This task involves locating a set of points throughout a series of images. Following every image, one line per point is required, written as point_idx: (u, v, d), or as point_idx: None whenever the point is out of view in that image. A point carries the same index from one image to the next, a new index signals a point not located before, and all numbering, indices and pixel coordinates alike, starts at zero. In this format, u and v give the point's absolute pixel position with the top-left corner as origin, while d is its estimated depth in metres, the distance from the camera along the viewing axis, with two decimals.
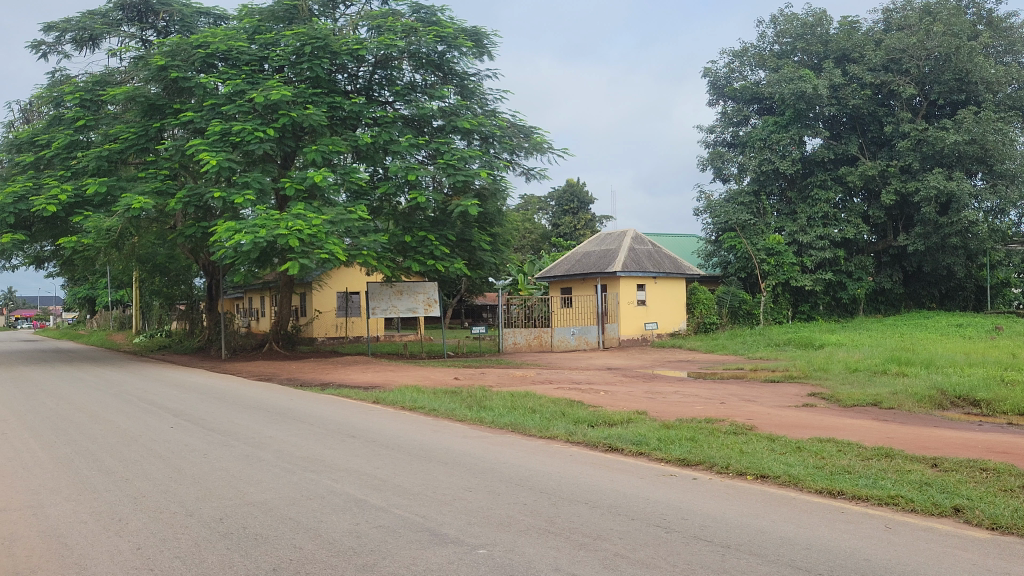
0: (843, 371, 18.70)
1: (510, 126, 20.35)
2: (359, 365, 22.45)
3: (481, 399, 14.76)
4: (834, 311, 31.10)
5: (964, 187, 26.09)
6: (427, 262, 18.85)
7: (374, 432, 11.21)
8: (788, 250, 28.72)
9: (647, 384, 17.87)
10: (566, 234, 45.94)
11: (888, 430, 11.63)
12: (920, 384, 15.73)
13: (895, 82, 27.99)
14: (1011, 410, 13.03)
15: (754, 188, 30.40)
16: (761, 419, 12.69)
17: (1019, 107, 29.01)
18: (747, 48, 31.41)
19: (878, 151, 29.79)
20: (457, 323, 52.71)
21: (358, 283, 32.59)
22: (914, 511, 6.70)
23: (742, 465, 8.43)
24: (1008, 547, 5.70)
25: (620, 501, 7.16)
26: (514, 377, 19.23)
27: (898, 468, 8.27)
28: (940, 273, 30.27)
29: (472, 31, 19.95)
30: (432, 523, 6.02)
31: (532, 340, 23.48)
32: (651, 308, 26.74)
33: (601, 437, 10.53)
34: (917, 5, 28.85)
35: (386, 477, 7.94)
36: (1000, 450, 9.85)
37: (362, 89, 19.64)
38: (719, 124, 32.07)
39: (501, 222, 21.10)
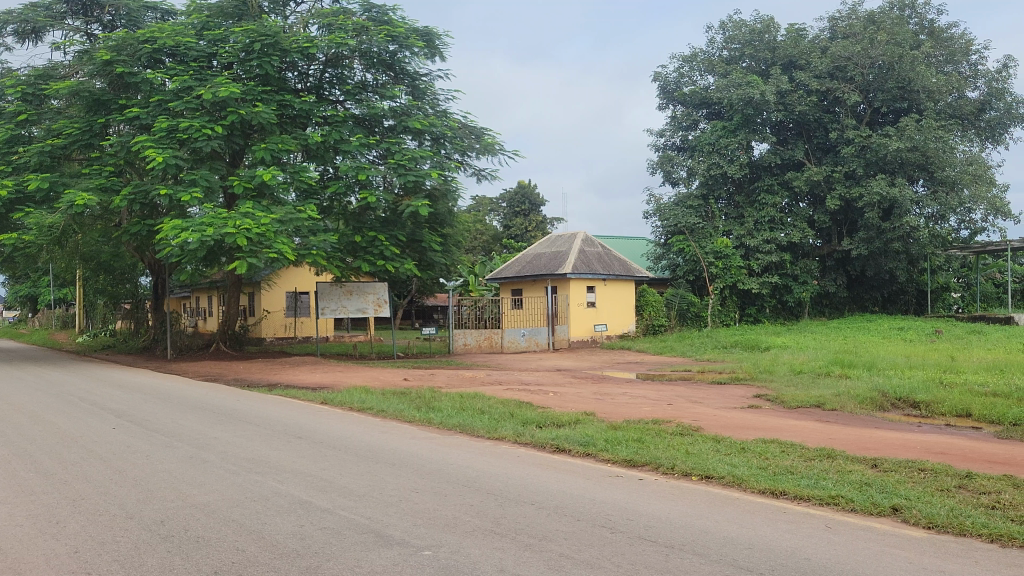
0: (788, 373, 19.04)
1: (462, 127, 20.38)
2: (307, 365, 22.33)
3: (431, 400, 14.76)
4: (780, 314, 31.62)
5: (906, 194, 26.64)
6: (376, 262, 18.75)
7: (321, 434, 11.17)
8: (735, 253, 29.13)
9: (596, 386, 17.99)
10: (516, 235, 46.03)
11: (830, 431, 11.86)
12: (861, 386, 16.09)
13: (841, 89, 28.50)
14: (948, 411, 13.37)
15: (702, 192, 30.80)
16: (707, 419, 12.89)
17: (959, 116, 29.71)
18: (696, 53, 31.77)
19: (824, 157, 30.37)
20: (408, 324, 52.57)
21: (307, 283, 32.37)
22: (854, 511, 6.87)
23: (687, 466, 8.57)
24: (944, 545, 5.87)
25: (566, 501, 7.24)
26: (464, 378, 19.25)
27: (839, 468, 8.47)
28: (883, 277, 30.91)
29: (423, 31, 19.88)
30: (378, 525, 6.04)
31: (482, 341, 23.57)
32: (601, 310, 26.93)
33: (549, 438, 10.62)
34: (862, 14, 29.38)
35: (333, 479, 7.93)
36: (938, 451, 10.11)
37: (312, 87, 19.55)
38: (669, 127, 32.41)
39: (451, 223, 21.08)
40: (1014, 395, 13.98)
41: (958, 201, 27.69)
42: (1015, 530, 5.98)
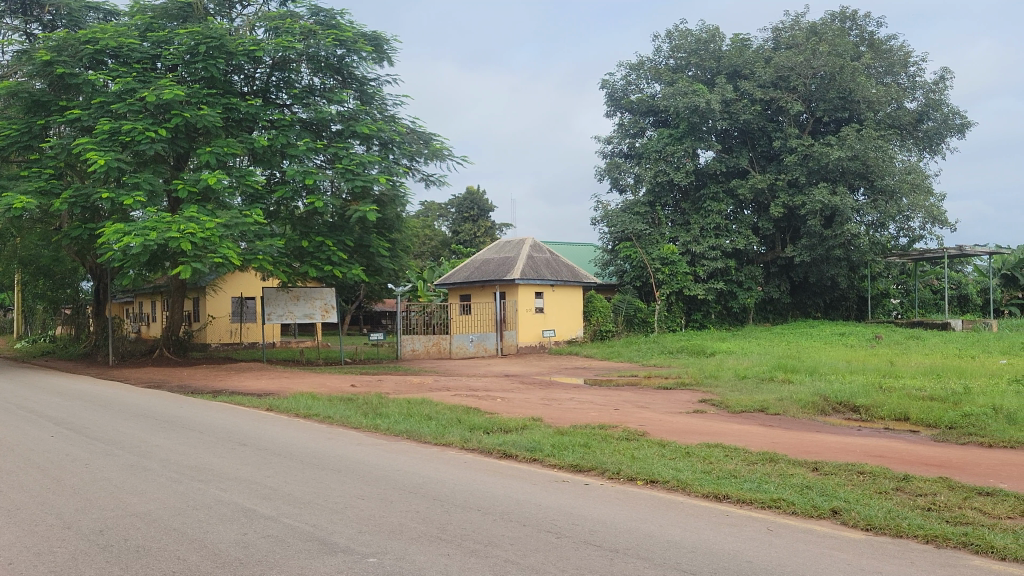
0: (733, 378, 19.35)
1: (410, 132, 20.39)
2: (253, 371, 22.16)
3: (377, 406, 14.77)
4: (726, 320, 32.07)
5: (847, 202, 27.19)
6: (324, 268, 18.64)
7: (266, 441, 11.13)
8: (682, 260, 29.47)
9: (543, 392, 18.12)
10: (464, 242, 45.63)
11: (773, 435, 12.12)
12: (804, 390, 16.41)
13: (784, 98, 29.05)
14: (887, 415, 13.69)
15: (649, 199, 31.12)
16: (654, 424, 13.09)
17: (898, 125, 30.44)
18: (643, 61, 32.15)
19: (767, 165, 30.95)
20: (356, 330, 52.34)
21: (253, 288, 32.03)
22: (795, 514, 7.07)
23: (632, 471, 8.73)
24: (880, 546, 6.07)
25: (513, 506, 7.35)
26: (412, 384, 19.24)
27: (781, 472, 8.69)
28: (825, 283, 31.53)
29: (372, 35, 19.83)
30: (323, 532, 6.09)
31: (430, 347, 23.58)
32: (549, 316, 27.10)
33: (496, 444, 10.71)
34: (804, 26, 29.92)
35: (277, 486, 7.94)
36: (876, 454, 10.40)
37: (258, 91, 19.42)
38: (616, 135, 32.71)
39: (400, 228, 21.03)
40: (950, 399, 14.38)
41: (897, 209, 28.41)
42: (948, 531, 6.21)
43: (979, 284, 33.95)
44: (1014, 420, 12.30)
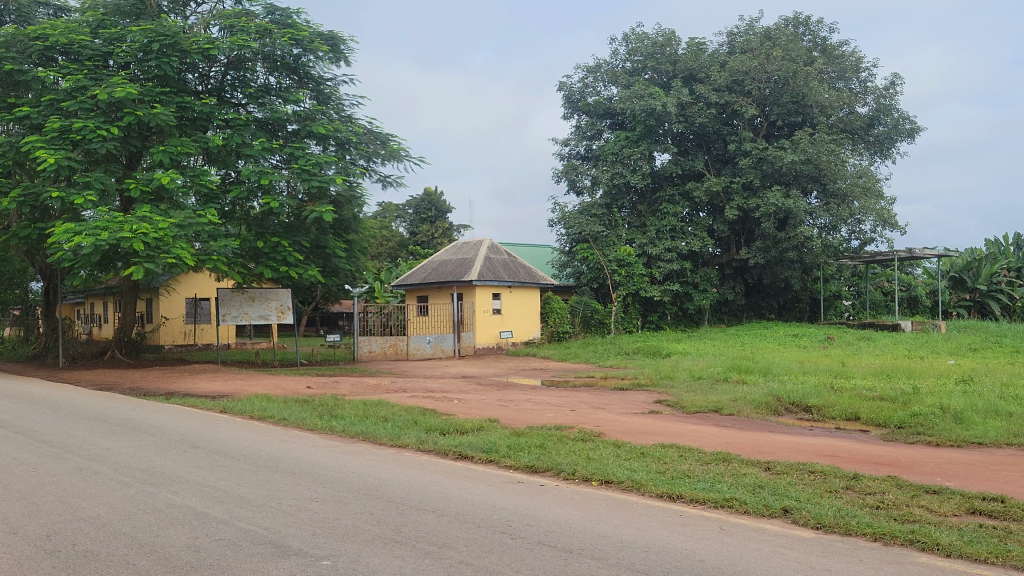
0: (688, 379, 19.54)
1: (367, 132, 20.30)
2: (207, 373, 21.94)
3: (333, 408, 14.71)
4: (681, 321, 32.39)
5: (800, 205, 27.58)
6: (279, 269, 18.44)
7: (219, 443, 11.03)
8: (638, 262, 29.78)
9: (499, 393, 18.18)
10: (423, 242, 44.96)
11: (727, 435, 12.28)
12: (758, 391, 16.64)
13: (738, 102, 29.36)
14: (838, 415, 13.89)
15: (606, 201, 31.27)
16: (610, 425, 13.18)
17: (849, 130, 30.97)
18: (600, 64, 32.30)
19: (722, 168, 31.30)
20: (312, 331, 51.97)
21: (207, 290, 31.65)
22: (747, 513, 7.17)
23: (587, 471, 8.80)
24: (828, 545, 6.19)
25: (469, 508, 7.37)
26: (368, 385, 19.16)
27: (734, 472, 8.81)
28: (779, 285, 31.95)
29: (328, 35, 19.69)
30: (276, 535, 6.07)
31: (387, 348, 23.39)
32: (506, 318, 27.14)
33: (451, 445, 10.72)
34: (758, 31, 30.30)
35: (230, 489, 7.88)
36: (827, 454, 10.57)
37: (213, 90, 19.20)
38: (573, 137, 32.86)
39: (356, 229, 20.90)
40: (900, 399, 14.66)
41: (849, 212, 28.87)
42: (895, 529, 6.34)
43: (928, 286, 34.55)
44: (961, 420, 12.57)
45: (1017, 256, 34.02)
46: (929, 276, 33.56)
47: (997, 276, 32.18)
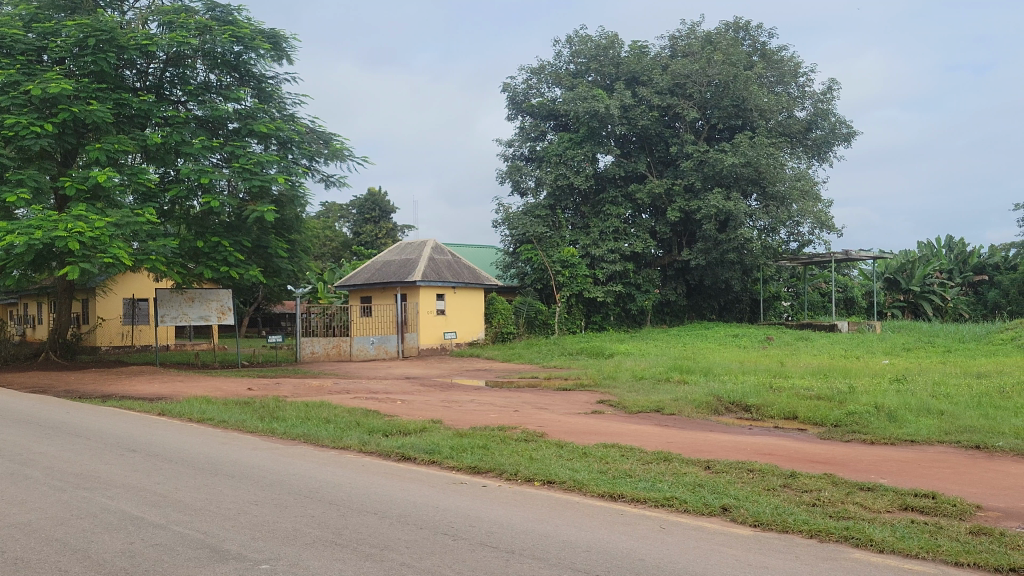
0: (630, 379, 19.71)
1: (309, 131, 20.08)
2: (144, 374, 21.56)
3: (274, 410, 14.55)
4: (624, 321, 32.59)
5: (740, 207, 27.96)
6: (220, 269, 18.14)
7: (157, 446, 10.85)
8: (581, 262, 29.82)
9: (443, 393, 18.17)
10: (366, 243, 44.56)
11: (668, 435, 12.41)
12: (699, 390, 16.84)
13: (680, 106, 29.68)
14: (777, 415, 14.11)
15: (550, 202, 31.36)
16: (553, 426, 13.25)
17: (787, 133, 31.52)
18: (544, 65, 32.39)
19: (664, 170, 31.68)
20: (254, 332, 51.36)
21: (145, 290, 31.01)
22: (687, 511, 7.26)
23: (529, 472, 8.84)
24: (766, 542, 6.30)
25: (411, 509, 7.36)
26: (311, 387, 19.01)
27: (675, 471, 8.91)
28: (720, 285, 32.35)
29: (270, 33, 19.40)
30: (215, 540, 6.00)
31: (330, 350, 23.20)
32: (450, 318, 27.08)
33: (394, 446, 10.68)
34: (700, 35, 30.60)
35: (167, 493, 7.77)
36: (765, 452, 10.76)
37: (152, 87, 18.82)
38: (517, 138, 33.00)
39: (299, 229, 20.69)
40: (836, 398, 14.94)
41: (787, 215, 29.37)
42: (831, 525, 6.49)
43: (864, 288, 35.32)
44: (894, 418, 12.87)
45: (948, 258, 34.98)
46: (864, 276, 34.27)
47: (928, 277, 33.06)
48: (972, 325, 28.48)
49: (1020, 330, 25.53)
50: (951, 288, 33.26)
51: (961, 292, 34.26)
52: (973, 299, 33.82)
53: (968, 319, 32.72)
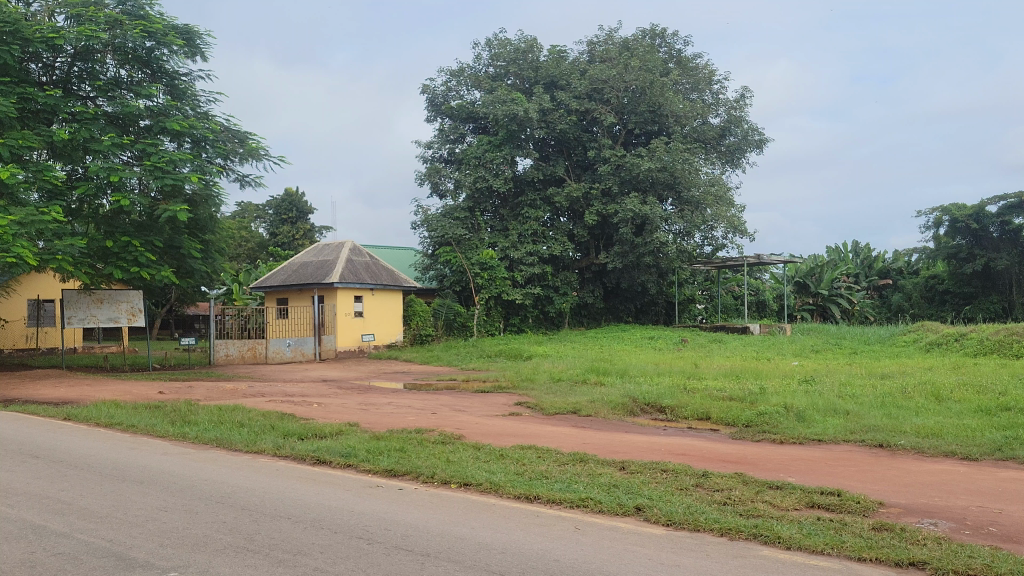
0: (547, 381, 19.84)
1: (224, 130, 19.65)
2: (49, 378, 20.84)
3: (186, 413, 14.21)
4: (542, 324, 32.66)
5: (656, 212, 28.30)
6: (130, 269, 17.61)
7: (62, 453, 10.50)
8: (500, 265, 29.70)
9: (360, 396, 17.97)
10: (283, 244, 43.75)
11: (584, 436, 12.52)
12: (615, 392, 17.02)
13: (598, 110, 29.95)
14: (690, 415, 14.37)
15: (469, 205, 31.28)
16: (471, 428, 13.24)
17: (702, 140, 32.12)
18: (463, 68, 32.36)
19: (582, 174, 31.96)
20: (166, 334, 50.07)
21: (52, 291, 29.93)
22: (602, 511, 7.35)
23: (446, 475, 8.83)
24: (678, 541, 6.41)
25: (326, 512, 7.28)
26: (224, 390, 18.63)
27: (590, 472, 9.01)
28: (636, 289, 32.79)
29: (183, 29, 18.96)
30: (121, 547, 5.84)
31: (245, 353, 22.86)
32: (368, 320, 26.70)
33: (309, 450, 10.54)
34: (617, 41, 30.89)
35: (71, 501, 7.54)
36: (679, 452, 10.94)
37: (58, 82, 18.08)
38: (437, 140, 32.95)
39: (213, 229, 20.34)
40: (748, 399, 15.29)
41: (701, 219, 29.83)
42: (740, 524, 6.64)
43: (774, 291, 36.15)
44: (803, 419, 13.23)
45: (854, 262, 36.08)
46: (776, 281, 35.00)
47: (836, 281, 33.99)
48: (876, 328, 29.29)
49: (920, 332, 26.41)
50: (857, 291, 34.27)
51: (867, 295, 35.32)
52: (877, 302, 34.94)
53: (874, 322, 33.72)
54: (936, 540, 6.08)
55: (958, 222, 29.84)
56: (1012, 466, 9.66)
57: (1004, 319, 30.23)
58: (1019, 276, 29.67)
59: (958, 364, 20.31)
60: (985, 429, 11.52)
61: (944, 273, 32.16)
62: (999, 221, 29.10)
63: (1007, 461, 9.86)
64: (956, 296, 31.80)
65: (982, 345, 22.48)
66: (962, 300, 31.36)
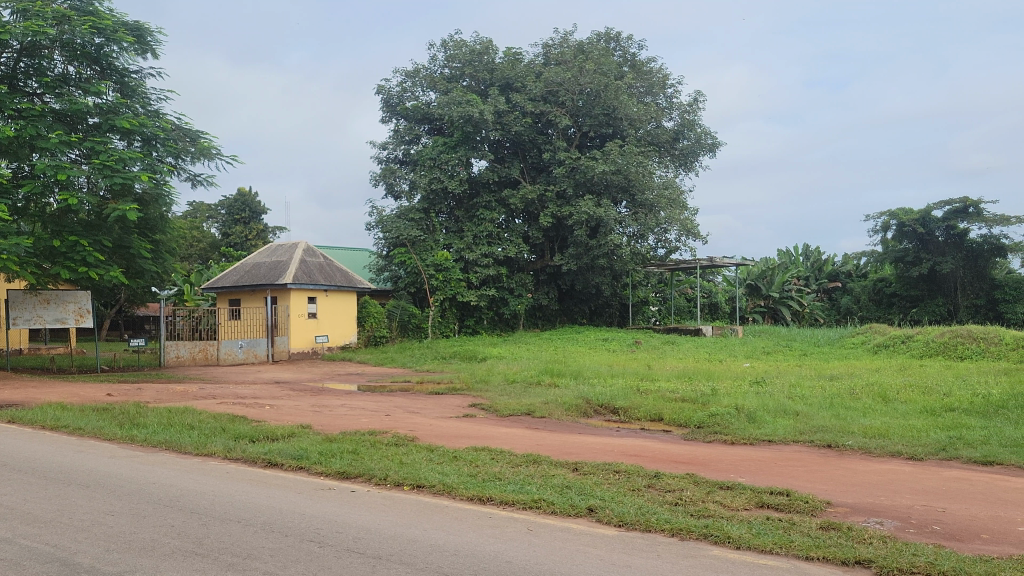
0: (501, 382, 19.82)
1: (175, 128, 19.17)
2: None
3: (135, 416, 13.97)
4: (497, 325, 32.59)
5: (610, 215, 28.42)
6: (78, 270, 17.10)
7: (5, 456, 10.26)
8: (455, 266, 29.64)
9: (313, 398, 17.80)
10: (235, 244, 43.16)
11: (538, 438, 12.54)
12: (570, 394, 17.06)
13: (553, 112, 30.03)
14: (643, 416, 14.47)
15: (424, 206, 31.13)
16: (424, 430, 13.19)
17: (656, 143, 32.37)
18: (418, 69, 32.24)
19: (537, 176, 32.05)
20: (115, 335, 49.17)
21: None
22: (554, 513, 7.35)
23: (399, 477, 8.77)
24: (629, 541, 6.43)
25: (277, 515, 7.18)
26: (175, 392, 18.36)
27: (544, 473, 9.01)
28: (590, 291, 32.94)
29: (134, 26, 18.56)
30: (66, 553, 5.71)
31: (196, 353, 22.56)
32: (321, 322, 26.40)
33: (260, 452, 10.42)
34: (572, 44, 30.96)
35: (14, 506, 7.36)
36: (631, 453, 11.00)
37: (4, 77, 17.42)
38: (392, 141, 32.81)
39: (163, 229, 20.01)
40: (700, 400, 15.40)
41: (655, 221, 29.89)
42: (691, 524, 6.69)
43: (727, 293, 36.52)
44: (754, 419, 13.37)
45: (804, 265, 36.51)
46: (728, 283, 35.27)
47: (786, 283, 34.32)
48: (825, 330, 29.69)
49: (869, 334, 26.81)
50: (807, 294, 34.70)
51: (816, 298, 35.82)
52: (827, 305, 35.48)
53: (823, 324, 34.16)
54: (881, 539, 6.18)
55: (905, 227, 30.34)
56: (955, 465, 9.84)
57: (948, 321, 30.78)
58: (963, 280, 30.22)
59: (905, 366, 20.68)
60: (929, 429, 11.74)
61: (891, 276, 32.73)
62: (944, 225, 29.53)
63: (951, 461, 10.05)
64: (902, 299, 32.27)
65: (927, 347, 22.91)
66: (908, 302, 31.87)
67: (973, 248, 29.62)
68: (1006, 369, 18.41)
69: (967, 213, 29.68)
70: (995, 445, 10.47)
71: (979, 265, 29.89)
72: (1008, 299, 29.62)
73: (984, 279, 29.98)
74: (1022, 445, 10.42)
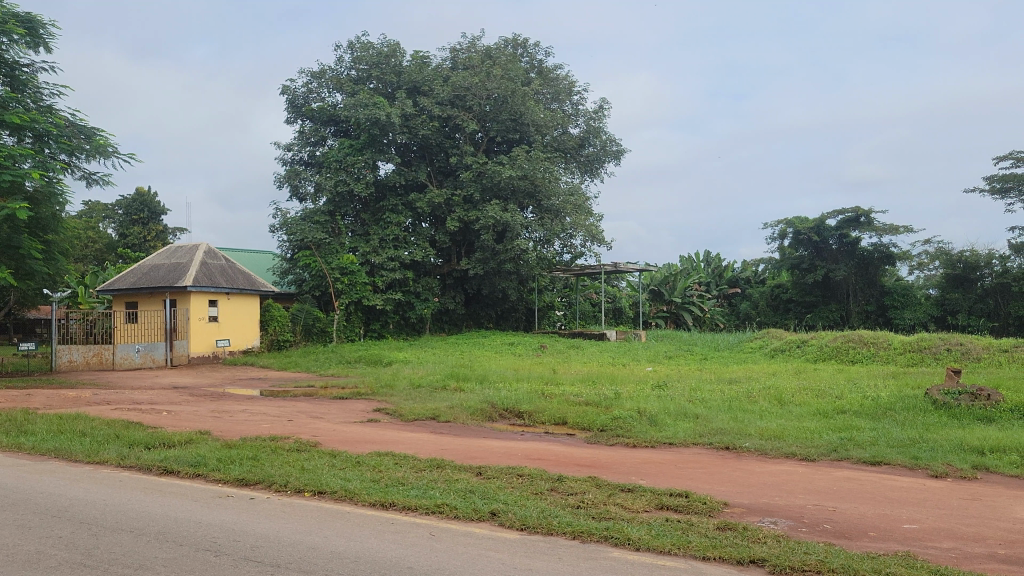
0: (406, 387, 19.50)
1: (70, 125, 18.14)
2: None
3: (22, 423, 13.19)
4: (402, 330, 32.08)
5: (516, 219, 28.24)
6: None
7: None
8: (360, 270, 29.07)
9: (212, 403, 17.19)
10: (132, 245, 41.50)
11: (442, 442, 12.30)
12: (474, 398, 16.85)
13: (460, 117, 29.70)
14: (546, 420, 14.37)
15: (329, 209, 30.39)
16: (326, 435, 12.80)
17: (562, 149, 32.47)
18: (325, 69, 31.56)
19: (444, 180, 31.82)
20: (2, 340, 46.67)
21: None
22: (456, 517, 7.15)
23: (300, 483, 8.43)
24: (532, 545, 6.28)
25: (170, 524, 6.79)
26: (66, 398, 17.48)
27: (447, 478, 8.79)
28: (496, 295, 32.83)
29: (25, 17, 17.47)
30: None
31: (91, 358, 21.60)
32: (222, 325, 25.55)
33: (155, 460, 9.92)
34: (480, 49, 30.79)
35: None
36: (535, 457, 10.86)
37: None
38: (296, 142, 32.06)
39: (55, 229, 19.03)
40: (603, 403, 15.40)
41: (560, 227, 29.84)
42: (594, 526, 6.57)
43: (631, 297, 36.92)
44: (655, 422, 13.42)
45: (705, 272, 37.01)
46: (632, 289, 35.37)
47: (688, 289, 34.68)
48: (725, 335, 30.20)
49: (766, 339, 27.36)
50: (707, 299, 35.18)
51: (717, 303, 36.41)
52: (727, 309, 36.15)
53: (723, 329, 34.74)
54: (778, 538, 6.15)
55: (800, 234, 31.20)
56: (847, 465, 9.99)
57: (841, 327, 31.50)
58: (854, 286, 31.11)
59: (800, 369, 21.14)
60: (822, 431, 11.93)
61: (788, 282, 33.49)
62: (838, 233, 30.44)
63: (843, 461, 10.20)
64: (798, 304, 33.09)
65: (821, 351, 23.48)
66: (804, 308, 32.66)
67: (864, 256, 30.58)
68: (892, 372, 18.96)
69: (859, 222, 30.58)
70: (884, 445, 10.70)
71: (870, 272, 30.83)
72: (897, 305, 30.42)
73: (875, 286, 30.94)
74: (909, 444, 10.68)
